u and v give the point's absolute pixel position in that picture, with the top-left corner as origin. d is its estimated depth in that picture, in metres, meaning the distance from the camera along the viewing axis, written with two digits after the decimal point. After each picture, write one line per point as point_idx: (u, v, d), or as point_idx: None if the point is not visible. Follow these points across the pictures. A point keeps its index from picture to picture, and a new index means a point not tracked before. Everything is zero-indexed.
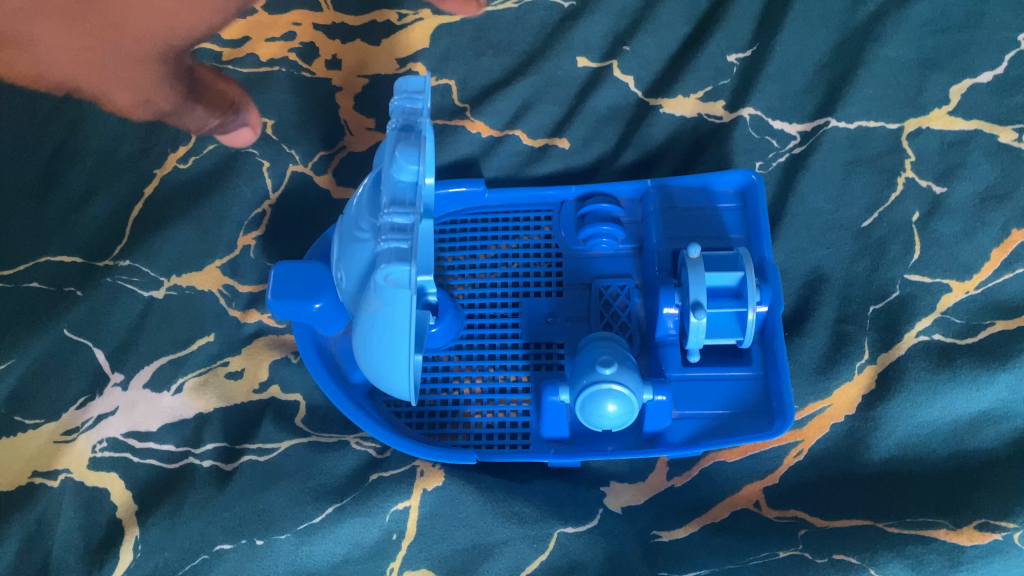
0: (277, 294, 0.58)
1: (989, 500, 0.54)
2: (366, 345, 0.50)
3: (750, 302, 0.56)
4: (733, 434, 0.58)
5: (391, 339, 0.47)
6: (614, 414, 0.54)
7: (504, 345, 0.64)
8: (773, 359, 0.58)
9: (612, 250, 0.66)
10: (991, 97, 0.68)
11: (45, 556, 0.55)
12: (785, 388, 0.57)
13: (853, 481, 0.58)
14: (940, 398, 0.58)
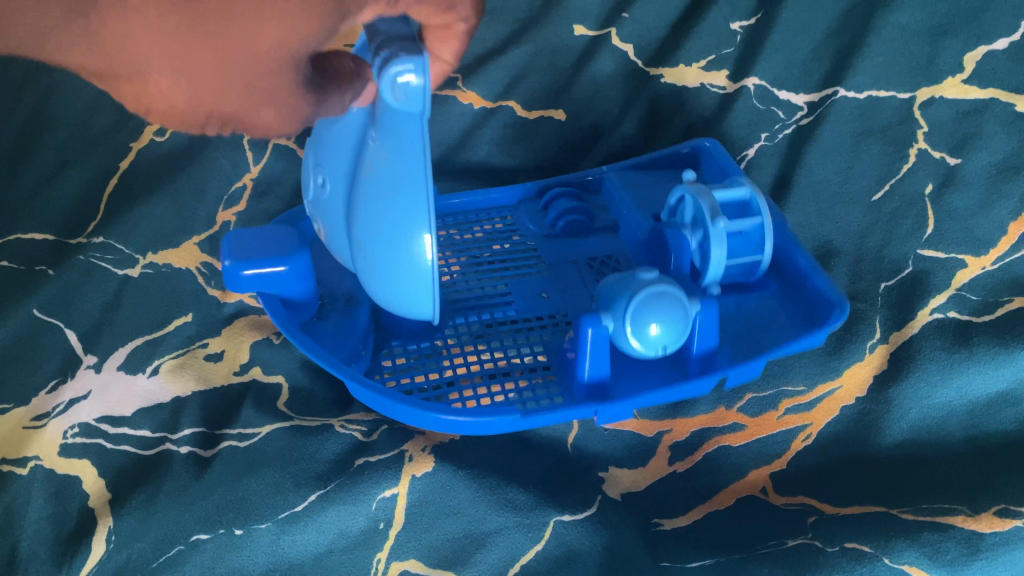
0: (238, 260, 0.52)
1: (1008, 484, 0.51)
2: (368, 226, 0.46)
3: (765, 215, 0.56)
4: (766, 347, 0.55)
5: (395, 193, 0.44)
6: (658, 335, 0.50)
7: (506, 321, 0.57)
8: (797, 274, 0.58)
9: (587, 232, 0.64)
10: (1008, 65, 0.64)
11: (12, 547, 0.51)
12: (825, 288, 0.56)
13: (865, 465, 0.55)
14: (956, 378, 0.56)
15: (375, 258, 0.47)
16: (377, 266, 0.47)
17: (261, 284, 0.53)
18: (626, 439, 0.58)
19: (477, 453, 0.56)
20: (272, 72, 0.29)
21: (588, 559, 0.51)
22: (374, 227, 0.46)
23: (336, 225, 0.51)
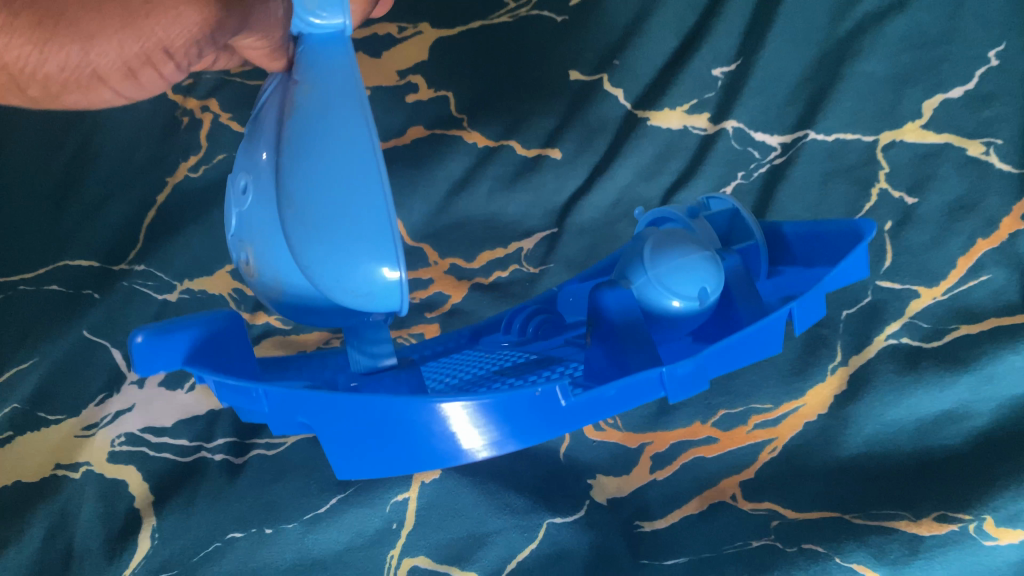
0: (150, 330, 0.42)
1: (947, 492, 0.58)
2: (308, 201, 0.38)
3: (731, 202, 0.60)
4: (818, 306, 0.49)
5: (334, 142, 0.38)
6: (686, 288, 0.49)
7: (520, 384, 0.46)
8: (816, 249, 0.57)
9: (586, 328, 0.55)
10: (962, 112, 0.73)
11: (69, 543, 0.59)
12: (842, 232, 0.54)
13: (823, 473, 0.61)
14: (906, 399, 0.63)
15: (317, 229, 0.38)
16: (312, 242, 0.38)
17: (178, 354, 0.43)
18: (613, 449, 0.65)
19: (478, 465, 0.63)
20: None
21: (576, 557, 0.58)
22: (318, 186, 0.38)
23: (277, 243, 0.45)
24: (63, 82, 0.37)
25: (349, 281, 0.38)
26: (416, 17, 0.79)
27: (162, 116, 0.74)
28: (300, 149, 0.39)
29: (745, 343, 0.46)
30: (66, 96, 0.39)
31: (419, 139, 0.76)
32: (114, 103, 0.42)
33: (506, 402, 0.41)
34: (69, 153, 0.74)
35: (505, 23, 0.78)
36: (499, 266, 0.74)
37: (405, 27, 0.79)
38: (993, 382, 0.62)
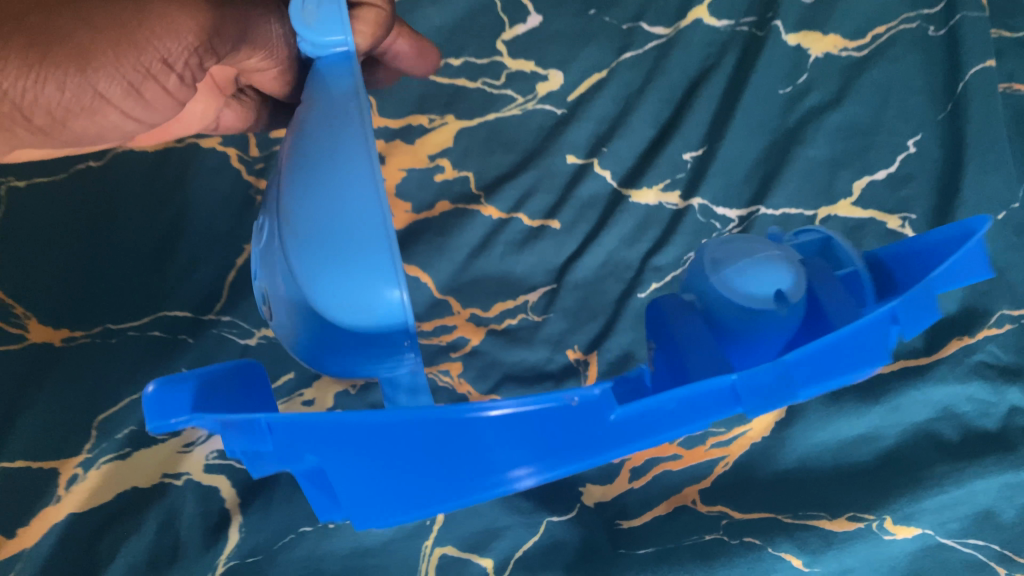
0: (160, 381, 0.46)
1: (858, 497, 0.75)
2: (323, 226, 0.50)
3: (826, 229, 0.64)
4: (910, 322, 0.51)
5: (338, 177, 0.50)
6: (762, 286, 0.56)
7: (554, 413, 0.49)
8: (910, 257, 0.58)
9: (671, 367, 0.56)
10: (885, 191, 0.90)
11: (176, 535, 0.76)
12: (951, 234, 0.54)
13: (764, 482, 0.78)
14: (830, 424, 0.79)
15: (334, 252, 0.49)
16: (330, 267, 0.50)
17: (185, 403, 0.46)
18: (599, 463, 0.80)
19: None
20: (100, 35, 0.50)
21: (568, 547, 0.75)
22: (333, 216, 0.49)
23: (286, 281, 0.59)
24: (68, 107, 0.52)
25: (339, 284, 0.50)
26: (443, 111, 0.97)
27: (241, 194, 0.93)
28: (316, 182, 0.52)
29: (832, 354, 0.50)
30: (71, 121, 0.54)
31: (445, 212, 0.93)
32: (124, 125, 0.58)
33: (550, 418, 0.49)
34: (165, 222, 0.91)
35: (514, 116, 0.97)
36: (510, 315, 0.89)
37: (433, 119, 0.97)
38: (898, 411, 0.79)
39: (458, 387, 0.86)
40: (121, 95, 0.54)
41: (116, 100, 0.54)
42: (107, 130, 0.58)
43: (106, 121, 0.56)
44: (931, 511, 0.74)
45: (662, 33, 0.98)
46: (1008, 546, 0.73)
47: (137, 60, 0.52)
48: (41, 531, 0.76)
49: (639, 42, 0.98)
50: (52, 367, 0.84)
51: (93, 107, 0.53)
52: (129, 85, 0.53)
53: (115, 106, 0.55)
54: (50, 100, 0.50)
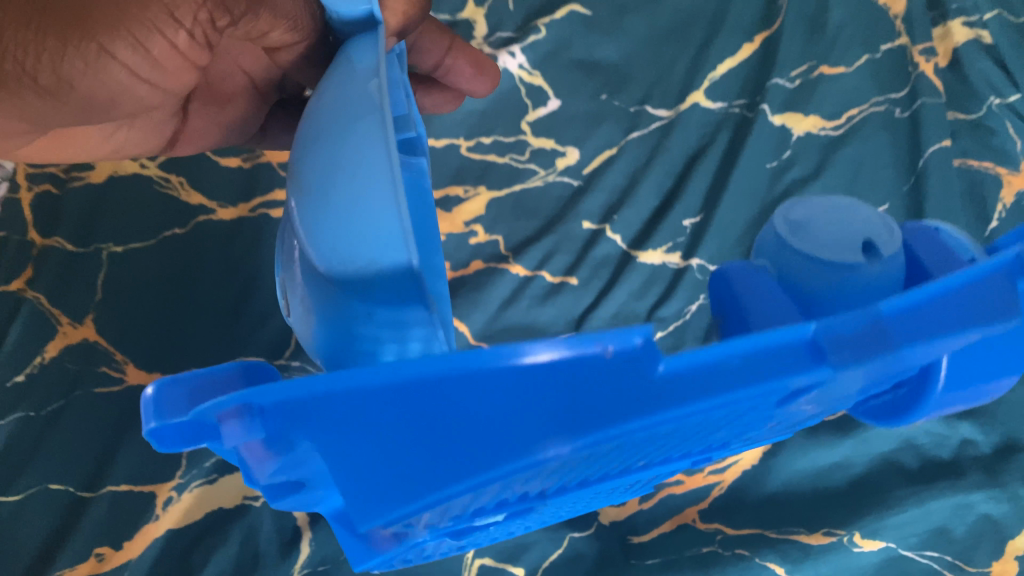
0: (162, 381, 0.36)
1: (833, 515, 0.89)
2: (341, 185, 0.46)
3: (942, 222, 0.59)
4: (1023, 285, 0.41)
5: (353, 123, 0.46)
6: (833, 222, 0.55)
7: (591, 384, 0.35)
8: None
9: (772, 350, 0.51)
10: None
11: (256, 548, 0.91)
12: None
13: (754, 503, 0.92)
14: (809, 454, 0.93)
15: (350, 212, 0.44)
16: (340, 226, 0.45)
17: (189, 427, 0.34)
18: None
19: None
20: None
21: (587, 558, 0.89)
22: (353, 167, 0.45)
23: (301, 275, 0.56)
24: (74, 62, 0.53)
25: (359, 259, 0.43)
26: (476, 183, 1.13)
27: None
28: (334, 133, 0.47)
29: (967, 299, 0.40)
30: (79, 79, 0.55)
31: (478, 271, 1.08)
32: (135, 82, 0.59)
33: (600, 380, 0.34)
34: (240, 279, 1.06)
35: (537, 187, 1.13)
36: None
37: (468, 190, 1.13)
38: (865, 443, 0.93)
39: None
40: (129, 52, 0.54)
41: (121, 56, 0.54)
42: (117, 91, 0.59)
43: (117, 83, 0.57)
44: (893, 527, 0.88)
45: (664, 114, 1.14)
46: (960, 556, 0.87)
47: (144, 17, 0.52)
48: (143, 544, 0.91)
49: (644, 122, 1.14)
50: None
51: (102, 65, 0.55)
52: (134, 41, 0.54)
53: (119, 62, 0.55)
54: (63, 69, 0.53)
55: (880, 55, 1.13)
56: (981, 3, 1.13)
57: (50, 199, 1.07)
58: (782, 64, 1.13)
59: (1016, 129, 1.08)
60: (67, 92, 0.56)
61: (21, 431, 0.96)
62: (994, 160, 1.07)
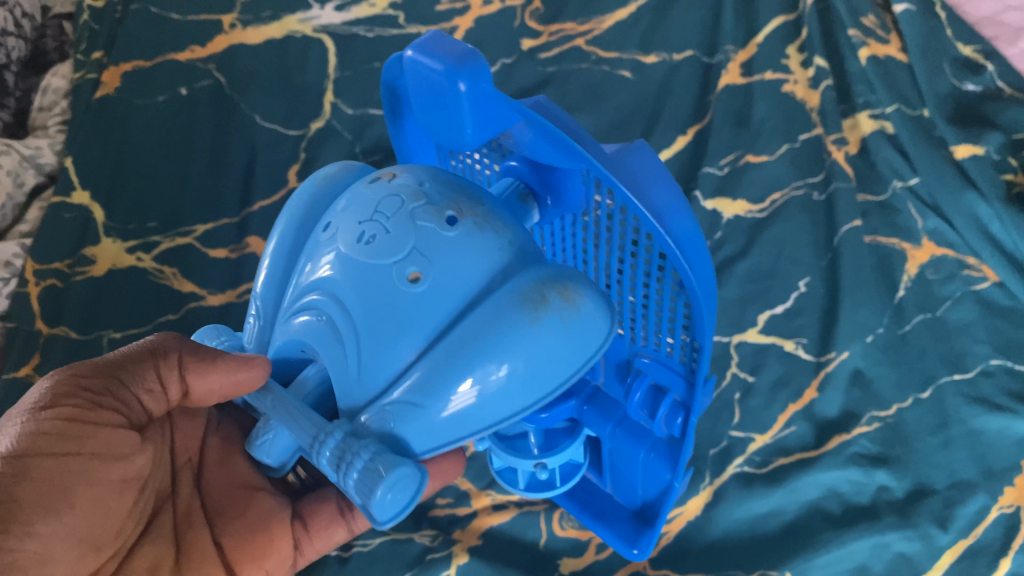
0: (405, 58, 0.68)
1: (770, 558, 1.00)
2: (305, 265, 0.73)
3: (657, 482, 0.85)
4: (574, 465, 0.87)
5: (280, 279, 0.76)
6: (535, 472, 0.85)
7: None
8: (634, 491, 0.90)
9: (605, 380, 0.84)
10: (783, 321, 1.16)
11: None
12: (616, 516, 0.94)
13: (697, 548, 1.03)
14: (744, 504, 1.04)
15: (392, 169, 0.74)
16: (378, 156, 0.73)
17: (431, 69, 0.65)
18: (572, 541, 1.04)
19: (479, 553, 1.02)
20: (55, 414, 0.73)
21: None
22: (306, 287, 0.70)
23: (428, 195, 0.67)
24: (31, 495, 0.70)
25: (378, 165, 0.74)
26: None
27: None
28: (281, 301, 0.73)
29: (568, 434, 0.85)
30: (48, 505, 0.71)
31: None
32: (57, 497, 0.71)
33: None
34: None
35: None
36: None
37: None
38: (794, 492, 1.04)
39: (461, 483, 1.09)
40: (53, 475, 0.72)
41: (52, 480, 0.71)
42: (78, 502, 0.73)
43: (73, 489, 0.73)
44: (819, 567, 0.98)
45: None
46: None
47: (61, 430, 0.73)
48: None
49: None
50: None
51: (62, 480, 0.72)
52: (63, 455, 0.73)
53: (76, 478, 0.73)
54: (44, 524, 0.70)
55: (799, 144, 1.28)
56: (884, 98, 1.29)
57: (56, 291, 1.17)
58: (713, 154, 1.28)
59: (917, 209, 1.22)
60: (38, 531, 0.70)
61: None
62: (899, 237, 1.20)
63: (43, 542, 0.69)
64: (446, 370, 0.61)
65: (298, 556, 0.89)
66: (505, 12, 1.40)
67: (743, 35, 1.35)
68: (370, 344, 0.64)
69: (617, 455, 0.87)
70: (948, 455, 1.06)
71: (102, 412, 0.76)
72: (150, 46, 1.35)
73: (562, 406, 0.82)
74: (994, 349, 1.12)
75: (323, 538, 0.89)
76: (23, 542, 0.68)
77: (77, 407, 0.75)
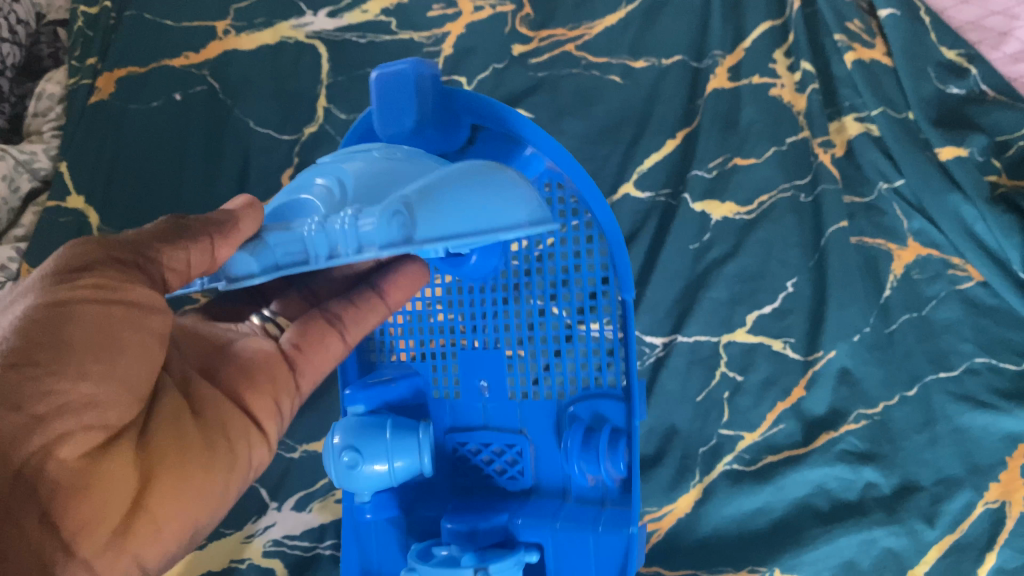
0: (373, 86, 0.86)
1: (757, 554, 1.03)
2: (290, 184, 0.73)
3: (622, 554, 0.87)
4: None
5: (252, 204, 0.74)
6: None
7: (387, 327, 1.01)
8: None
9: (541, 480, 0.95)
10: (770, 322, 1.18)
11: None
12: None
13: (686, 545, 1.07)
14: (733, 502, 1.08)
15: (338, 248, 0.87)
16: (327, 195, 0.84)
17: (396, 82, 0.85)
18: None
19: None
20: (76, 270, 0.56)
21: None
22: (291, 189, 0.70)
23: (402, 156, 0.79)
24: (71, 344, 0.53)
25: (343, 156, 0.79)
26: None
27: None
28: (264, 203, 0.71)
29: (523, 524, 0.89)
30: (89, 350, 0.53)
31: None
32: (96, 338, 0.54)
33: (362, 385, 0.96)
34: None
35: None
36: None
37: None
38: (782, 489, 1.07)
39: None
40: (95, 327, 0.54)
41: (92, 329, 0.54)
42: (128, 354, 0.56)
43: (124, 331, 0.56)
44: (809, 562, 1.01)
45: None
46: None
47: (99, 287, 0.56)
48: None
49: None
50: None
51: (110, 327, 0.55)
52: (104, 307, 0.55)
53: (124, 325, 0.56)
54: (92, 371, 0.53)
55: (786, 147, 1.29)
56: (870, 101, 1.30)
57: None
58: (701, 157, 1.29)
59: (902, 210, 1.23)
60: (82, 371, 0.53)
61: None
62: (885, 237, 1.22)
63: (98, 385, 0.53)
64: (437, 190, 0.62)
65: (302, 386, 0.73)
66: (497, 16, 1.38)
67: (730, 40, 1.35)
68: (365, 186, 0.65)
69: (564, 560, 0.89)
70: (934, 452, 1.07)
71: (133, 272, 0.58)
72: (144, 52, 1.36)
73: (491, 518, 0.89)
74: (979, 347, 1.14)
75: (323, 355, 0.75)
76: (72, 384, 0.52)
77: (105, 264, 0.57)
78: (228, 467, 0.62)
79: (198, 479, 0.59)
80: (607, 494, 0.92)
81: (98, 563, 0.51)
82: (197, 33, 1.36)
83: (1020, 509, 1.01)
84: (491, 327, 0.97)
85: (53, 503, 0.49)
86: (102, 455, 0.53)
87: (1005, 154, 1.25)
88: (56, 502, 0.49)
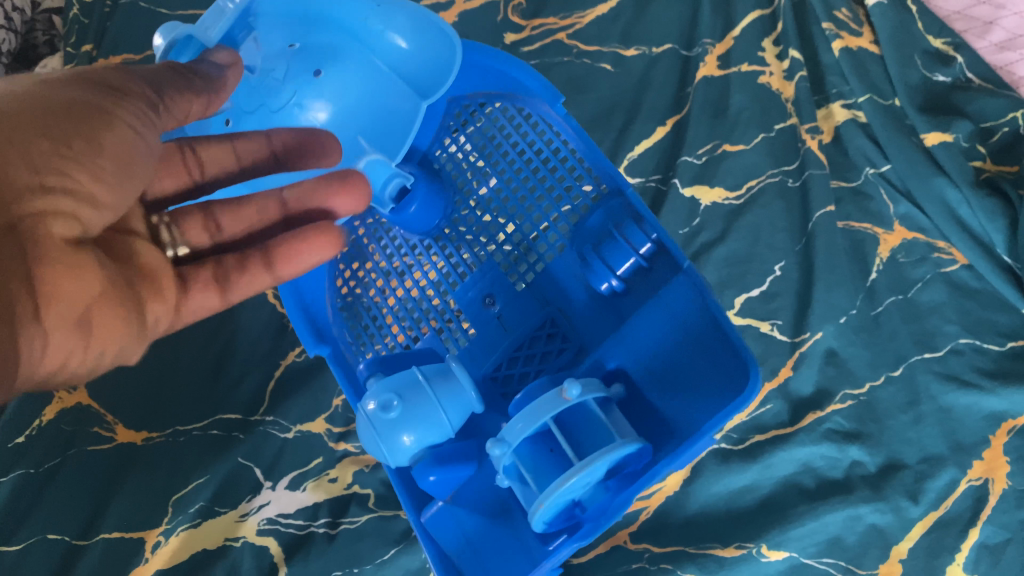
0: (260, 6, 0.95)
1: (744, 530, 1.03)
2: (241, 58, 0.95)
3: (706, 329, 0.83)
4: (614, 413, 0.83)
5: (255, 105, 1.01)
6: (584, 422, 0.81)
7: (369, 295, 1.12)
8: (700, 391, 0.83)
9: (591, 316, 0.99)
10: (758, 304, 1.19)
11: None
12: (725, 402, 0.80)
13: (676, 522, 1.06)
14: (722, 479, 1.07)
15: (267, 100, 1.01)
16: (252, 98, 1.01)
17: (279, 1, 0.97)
18: None
19: None
20: (106, 84, 0.70)
21: None
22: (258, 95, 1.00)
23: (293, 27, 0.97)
24: (76, 137, 0.65)
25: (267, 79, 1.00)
26: None
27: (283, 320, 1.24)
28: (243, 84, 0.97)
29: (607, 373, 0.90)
30: (100, 159, 0.67)
31: None
32: (102, 160, 0.67)
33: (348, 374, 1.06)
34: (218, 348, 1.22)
35: None
36: None
37: None
38: (769, 467, 1.07)
39: None
40: (89, 126, 0.66)
41: (73, 124, 0.65)
42: (116, 185, 0.69)
43: (97, 147, 0.66)
44: (795, 539, 1.01)
45: None
46: (851, 561, 1.01)
47: (123, 95, 0.70)
48: None
49: None
50: (139, 456, 1.14)
51: (120, 152, 0.68)
52: (101, 109, 0.68)
53: (118, 142, 0.68)
54: (81, 171, 0.65)
55: (774, 134, 1.31)
56: (857, 88, 1.33)
57: None
58: (691, 144, 1.30)
59: (888, 195, 1.26)
60: (95, 177, 0.66)
61: (20, 484, 1.11)
62: (871, 222, 1.24)
63: (89, 177, 0.66)
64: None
65: (180, 318, 0.78)
66: (490, 6, 1.45)
67: (720, 29, 1.39)
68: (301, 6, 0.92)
69: (665, 365, 0.86)
70: (918, 431, 1.08)
71: (129, 100, 0.70)
72: (138, 41, 1.37)
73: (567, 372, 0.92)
74: (962, 328, 1.15)
75: (199, 301, 0.79)
76: (87, 183, 0.66)
77: (126, 83, 0.71)
78: (136, 317, 0.69)
79: (118, 319, 0.67)
80: (649, 269, 0.91)
81: (47, 321, 0.61)
82: (196, 19, 1.38)
83: (1003, 486, 1.03)
84: (472, 240, 1.08)
85: (39, 269, 0.61)
86: (79, 249, 0.65)
87: (991, 140, 1.26)
88: (44, 265, 0.61)
